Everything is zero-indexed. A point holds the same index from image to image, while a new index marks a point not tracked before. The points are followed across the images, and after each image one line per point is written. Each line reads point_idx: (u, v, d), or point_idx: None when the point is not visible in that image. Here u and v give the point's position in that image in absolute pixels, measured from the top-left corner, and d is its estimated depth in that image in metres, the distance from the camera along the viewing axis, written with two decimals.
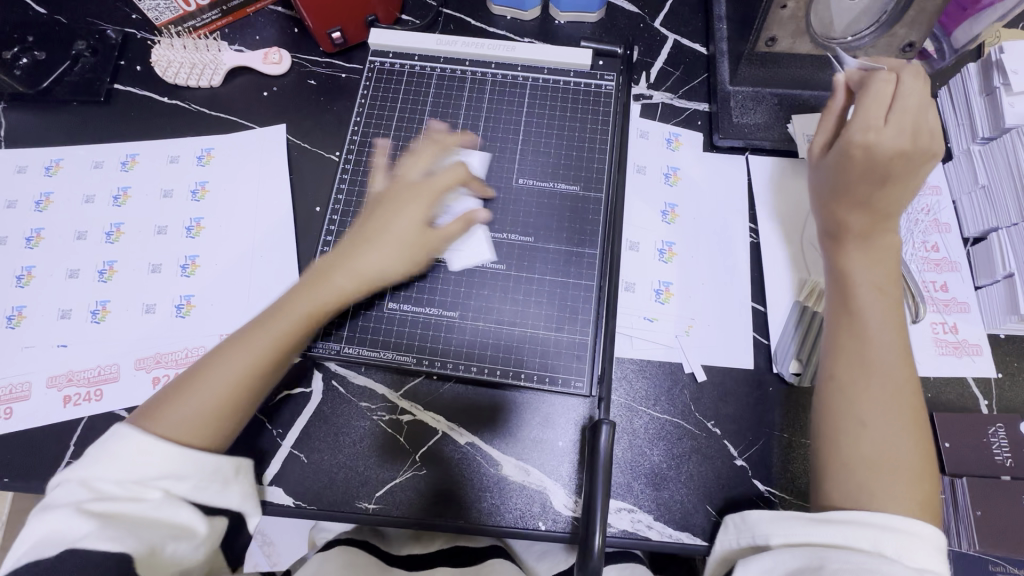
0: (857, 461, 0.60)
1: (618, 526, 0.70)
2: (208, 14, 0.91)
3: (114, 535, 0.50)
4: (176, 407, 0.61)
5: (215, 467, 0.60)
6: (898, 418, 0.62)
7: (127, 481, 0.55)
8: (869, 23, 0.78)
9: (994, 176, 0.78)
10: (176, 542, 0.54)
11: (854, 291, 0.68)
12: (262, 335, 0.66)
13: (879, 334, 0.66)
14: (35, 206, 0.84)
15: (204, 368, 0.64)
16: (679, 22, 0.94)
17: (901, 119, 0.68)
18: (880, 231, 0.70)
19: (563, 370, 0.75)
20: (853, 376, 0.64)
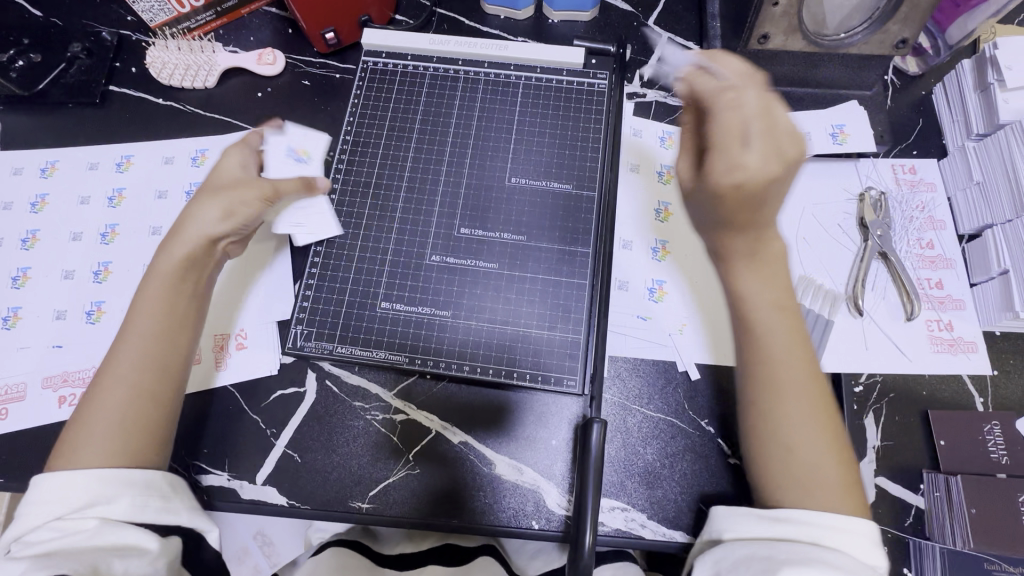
0: (790, 480, 0.59)
1: (612, 525, 0.70)
2: (203, 15, 0.92)
3: (51, 563, 0.50)
4: (85, 433, 0.60)
5: (147, 483, 0.59)
6: (818, 434, 0.60)
7: (55, 519, 0.55)
8: (862, 20, 0.77)
9: (988, 173, 0.77)
10: (124, 559, 0.53)
11: (753, 316, 0.63)
12: (138, 342, 0.65)
13: (784, 358, 0.62)
14: (30, 208, 0.85)
15: (90, 408, 0.62)
16: (673, 20, 0.94)
17: (766, 138, 0.54)
18: (765, 243, 0.62)
19: (556, 369, 0.75)
20: (768, 401, 0.62)
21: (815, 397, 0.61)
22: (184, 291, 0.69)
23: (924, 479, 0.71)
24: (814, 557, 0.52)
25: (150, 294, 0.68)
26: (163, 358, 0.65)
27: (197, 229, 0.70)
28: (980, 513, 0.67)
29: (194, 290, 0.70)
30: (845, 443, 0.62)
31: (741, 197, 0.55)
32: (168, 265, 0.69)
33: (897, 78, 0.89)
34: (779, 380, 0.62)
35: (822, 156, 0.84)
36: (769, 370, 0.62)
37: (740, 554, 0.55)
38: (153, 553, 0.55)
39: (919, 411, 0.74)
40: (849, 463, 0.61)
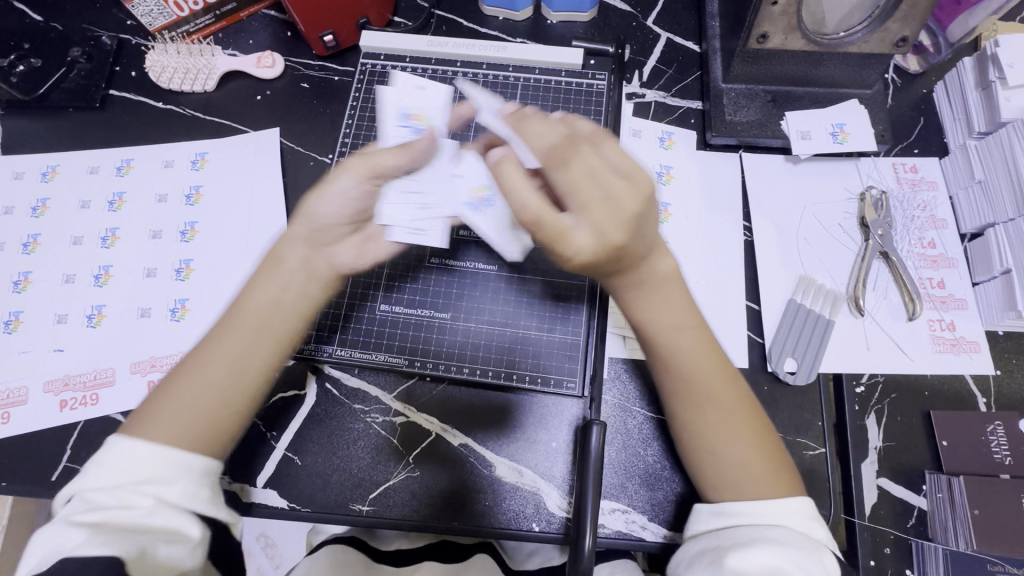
0: (723, 481, 0.60)
1: (612, 527, 0.70)
2: (202, 19, 0.92)
3: (105, 540, 0.46)
4: (156, 408, 0.54)
5: (204, 470, 0.53)
6: (742, 434, 0.61)
7: (116, 487, 0.49)
8: (862, 19, 0.76)
9: (991, 171, 0.77)
10: (170, 546, 0.48)
11: (658, 342, 0.62)
12: (217, 329, 0.58)
13: (697, 373, 0.62)
14: (31, 213, 0.85)
15: (175, 379, 0.56)
16: (672, 20, 0.94)
17: (585, 201, 0.51)
18: (651, 269, 0.59)
19: (556, 370, 0.76)
20: (689, 414, 0.63)
21: (731, 395, 0.62)
22: (284, 283, 0.59)
23: (926, 479, 0.71)
24: (759, 537, 0.54)
25: (261, 282, 0.59)
26: (249, 353, 0.57)
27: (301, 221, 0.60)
28: (984, 514, 0.66)
29: (291, 285, 0.59)
30: (768, 430, 0.63)
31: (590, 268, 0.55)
32: (278, 250, 0.60)
33: (898, 77, 0.88)
34: (681, 388, 0.63)
35: (822, 155, 0.84)
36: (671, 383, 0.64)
37: (695, 551, 0.57)
38: (196, 540, 0.49)
39: (921, 412, 0.74)
40: (775, 448, 0.62)
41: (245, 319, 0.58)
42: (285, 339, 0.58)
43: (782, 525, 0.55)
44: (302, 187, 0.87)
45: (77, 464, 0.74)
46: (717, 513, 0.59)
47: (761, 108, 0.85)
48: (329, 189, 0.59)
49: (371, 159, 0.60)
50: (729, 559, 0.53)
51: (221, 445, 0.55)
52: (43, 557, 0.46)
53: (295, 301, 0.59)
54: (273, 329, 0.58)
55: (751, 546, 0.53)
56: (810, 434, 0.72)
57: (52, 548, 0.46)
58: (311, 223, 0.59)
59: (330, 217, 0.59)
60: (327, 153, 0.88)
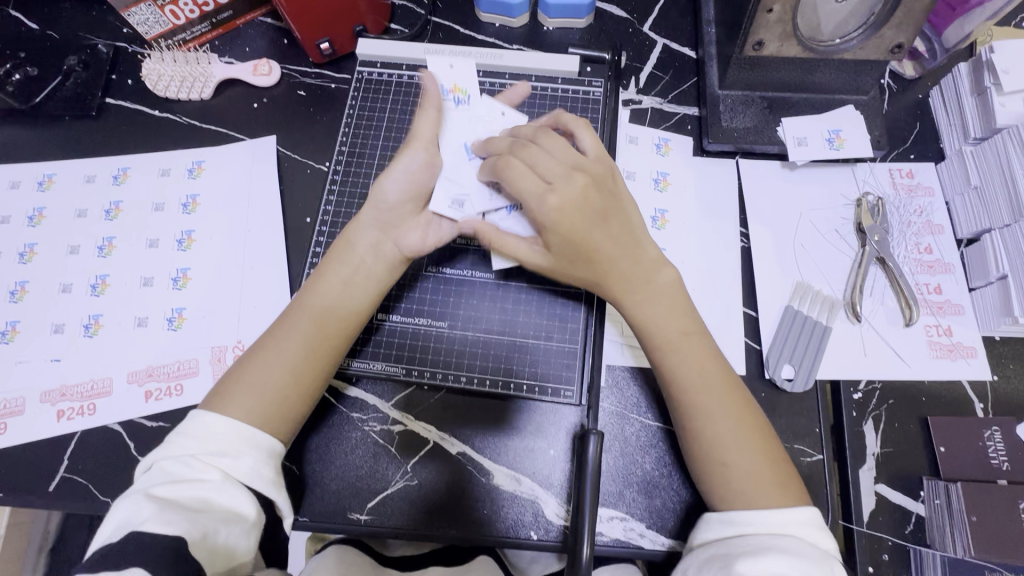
0: (734, 493, 0.61)
1: (611, 535, 0.70)
2: (198, 27, 0.92)
3: (172, 519, 0.51)
4: (234, 382, 0.63)
5: (268, 452, 0.61)
6: (750, 443, 0.62)
7: (191, 457, 0.57)
8: (858, 25, 0.76)
9: (986, 177, 0.77)
10: (229, 528, 0.54)
11: (661, 346, 0.66)
12: (291, 309, 0.68)
13: (703, 380, 0.64)
14: (27, 222, 0.85)
15: (244, 367, 0.64)
16: (668, 26, 0.94)
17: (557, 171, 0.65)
18: (645, 271, 0.67)
19: (553, 379, 0.76)
20: (698, 424, 0.63)
21: (737, 406, 0.64)
22: (354, 267, 0.69)
23: (924, 485, 0.71)
24: (773, 546, 0.55)
25: (332, 266, 0.69)
26: (313, 336, 0.66)
27: (370, 212, 0.70)
28: (981, 520, 0.66)
29: (360, 268, 0.70)
30: (773, 439, 0.64)
31: (569, 231, 0.64)
32: (348, 236, 0.71)
33: (894, 82, 0.89)
34: (690, 397, 0.64)
35: (818, 161, 0.84)
36: (679, 393, 0.64)
37: (703, 557, 0.57)
38: (251, 521, 0.56)
39: (919, 417, 0.74)
40: (779, 459, 0.63)
41: (313, 304, 0.67)
42: (344, 324, 0.68)
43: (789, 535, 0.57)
44: (300, 195, 0.86)
45: (73, 475, 0.74)
46: (728, 522, 0.60)
47: (757, 114, 0.85)
48: (394, 172, 0.69)
49: (423, 131, 0.70)
50: (742, 564, 0.53)
51: (287, 420, 0.64)
52: (114, 529, 0.50)
53: (364, 283, 0.70)
54: (333, 315, 0.67)
55: (763, 555, 0.53)
56: (807, 441, 0.72)
57: (123, 522, 0.50)
58: (377, 214, 0.70)
59: (393, 200, 0.70)
60: (324, 160, 0.88)
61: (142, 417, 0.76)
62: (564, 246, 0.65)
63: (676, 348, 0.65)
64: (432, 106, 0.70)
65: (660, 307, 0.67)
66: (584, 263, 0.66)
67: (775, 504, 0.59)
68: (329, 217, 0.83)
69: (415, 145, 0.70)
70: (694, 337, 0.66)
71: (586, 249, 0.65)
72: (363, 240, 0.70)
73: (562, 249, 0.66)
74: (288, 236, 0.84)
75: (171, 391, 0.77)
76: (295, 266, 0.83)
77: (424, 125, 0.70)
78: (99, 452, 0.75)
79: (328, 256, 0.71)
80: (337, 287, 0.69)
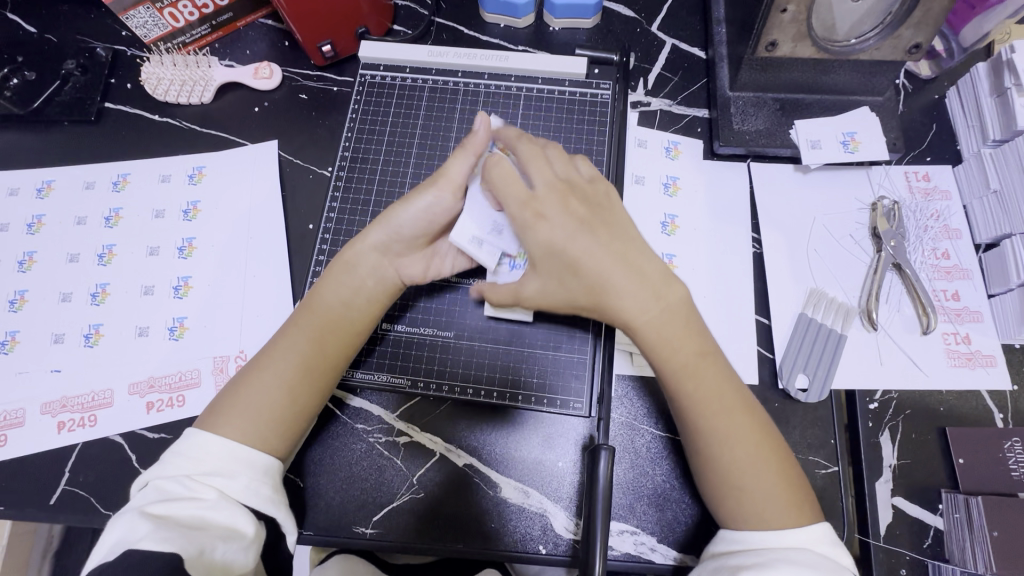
0: (750, 513, 0.59)
1: (621, 549, 0.69)
2: (198, 30, 0.90)
3: (166, 536, 0.49)
4: (228, 405, 0.62)
5: (264, 469, 0.60)
6: (766, 469, 0.60)
7: (187, 476, 0.56)
8: (874, 24, 0.73)
9: (1006, 180, 0.75)
10: (226, 545, 0.53)
11: (673, 371, 0.63)
12: (288, 332, 0.66)
13: (716, 408, 0.62)
14: (26, 230, 0.84)
15: (244, 388, 0.63)
16: (678, 26, 0.92)
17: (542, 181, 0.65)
18: (659, 291, 0.63)
19: (562, 390, 0.74)
20: (712, 452, 0.61)
21: (752, 431, 0.61)
22: (354, 289, 0.68)
23: (942, 498, 0.69)
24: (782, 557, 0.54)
25: (331, 287, 0.68)
26: (315, 363, 0.65)
27: (372, 235, 0.68)
28: (1003, 536, 0.64)
29: (361, 290, 0.68)
30: (790, 456, 0.62)
31: (549, 241, 0.63)
32: (349, 257, 0.68)
33: (909, 82, 0.86)
34: (702, 419, 0.62)
35: (832, 164, 0.82)
36: (691, 415, 0.62)
37: (712, 566, 0.57)
38: (250, 539, 0.55)
39: (936, 428, 0.72)
40: (795, 476, 0.61)
41: (313, 329, 0.66)
42: (342, 346, 0.67)
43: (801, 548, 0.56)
44: (302, 202, 0.85)
45: (74, 488, 0.73)
46: (739, 539, 0.59)
47: (769, 116, 0.83)
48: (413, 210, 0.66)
49: (456, 176, 0.66)
50: (746, 573, 0.53)
51: (281, 443, 0.62)
52: (109, 548, 0.49)
53: (364, 308, 0.68)
54: (331, 339, 0.66)
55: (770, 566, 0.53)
56: (822, 452, 0.71)
57: (118, 541, 0.49)
58: (379, 236, 0.67)
59: (408, 234, 0.67)
60: (327, 165, 0.86)
61: (143, 428, 0.75)
62: (544, 259, 0.63)
63: (681, 373, 0.63)
64: (473, 152, 0.67)
65: (671, 329, 0.63)
66: (571, 279, 0.63)
67: (791, 523, 0.58)
68: (332, 223, 0.82)
69: (441, 185, 0.66)
70: (707, 359, 0.64)
71: (568, 261, 0.63)
72: (364, 263, 0.68)
73: (548, 266, 0.64)
74: (291, 243, 0.83)
75: (173, 402, 0.76)
76: (298, 274, 0.81)
77: (456, 167, 0.66)
78: (100, 464, 0.74)
79: (327, 277, 0.69)
80: (338, 310, 0.67)
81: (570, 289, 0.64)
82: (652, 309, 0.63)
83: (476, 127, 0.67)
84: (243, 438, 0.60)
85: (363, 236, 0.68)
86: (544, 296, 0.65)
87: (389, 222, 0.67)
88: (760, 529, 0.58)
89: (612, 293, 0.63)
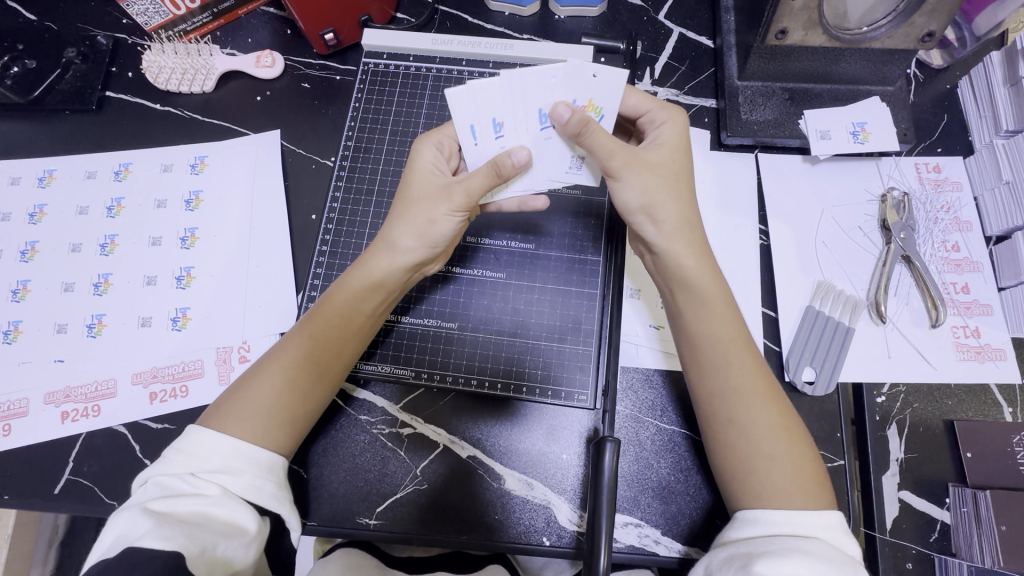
0: (769, 490, 0.58)
1: (625, 542, 0.69)
2: (199, 17, 0.89)
3: (168, 535, 0.49)
4: (239, 405, 0.61)
5: (268, 465, 0.60)
6: (791, 446, 0.60)
7: (187, 474, 0.56)
8: (886, 13, 0.73)
9: (1019, 171, 0.74)
10: (227, 542, 0.52)
11: (711, 348, 0.64)
12: (302, 338, 0.65)
13: (746, 398, 0.61)
14: (29, 219, 0.83)
15: (257, 395, 0.62)
16: (685, 13, 0.90)
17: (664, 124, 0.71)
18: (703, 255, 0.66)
19: (567, 383, 0.74)
20: (751, 430, 0.60)
21: (774, 412, 0.61)
22: (378, 303, 0.68)
23: (949, 493, 0.69)
24: (795, 548, 0.52)
25: (353, 298, 0.66)
26: (336, 369, 0.66)
27: (399, 252, 0.66)
28: (1011, 530, 0.64)
29: (384, 303, 0.69)
30: (804, 435, 0.62)
31: (677, 148, 0.66)
32: (374, 268, 0.67)
33: (920, 71, 0.85)
34: (738, 379, 0.62)
35: (841, 155, 0.81)
36: (727, 389, 0.62)
37: (722, 557, 0.55)
38: (251, 535, 0.55)
39: (943, 421, 0.72)
40: (811, 458, 0.60)
41: (325, 332, 0.65)
42: (351, 353, 0.67)
43: (813, 537, 0.54)
44: (305, 193, 0.84)
45: (78, 477, 0.73)
46: (750, 521, 0.57)
47: (778, 107, 0.81)
48: (431, 229, 0.65)
49: (466, 193, 0.63)
50: (755, 564, 0.50)
51: (294, 437, 0.63)
52: (110, 545, 0.49)
53: (382, 317, 0.70)
54: (348, 351, 0.67)
55: (780, 556, 0.50)
56: (829, 445, 0.70)
57: (119, 537, 0.49)
58: (406, 256, 0.66)
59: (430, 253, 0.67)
60: (330, 155, 0.86)
61: (147, 418, 0.75)
62: (671, 153, 0.65)
63: (724, 350, 0.63)
64: (495, 175, 0.62)
65: (711, 284, 0.65)
66: (681, 184, 0.65)
67: (810, 505, 0.57)
68: (334, 215, 0.81)
69: (454, 203, 0.64)
70: (739, 342, 0.64)
71: (682, 169, 0.65)
72: (394, 276, 0.67)
73: (665, 163, 0.64)
74: (295, 232, 0.82)
75: (176, 393, 0.75)
76: (300, 265, 0.81)
77: (476, 184, 0.62)
78: (104, 454, 0.73)
79: (346, 278, 0.68)
80: (356, 314, 0.67)
81: (674, 193, 0.64)
82: (695, 266, 0.65)
83: (518, 159, 0.61)
84: (277, 447, 0.61)
85: (387, 244, 0.67)
86: (652, 186, 0.63)
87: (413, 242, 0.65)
88: (771, 513, 0.56)
89: (688, 213, 0.65)
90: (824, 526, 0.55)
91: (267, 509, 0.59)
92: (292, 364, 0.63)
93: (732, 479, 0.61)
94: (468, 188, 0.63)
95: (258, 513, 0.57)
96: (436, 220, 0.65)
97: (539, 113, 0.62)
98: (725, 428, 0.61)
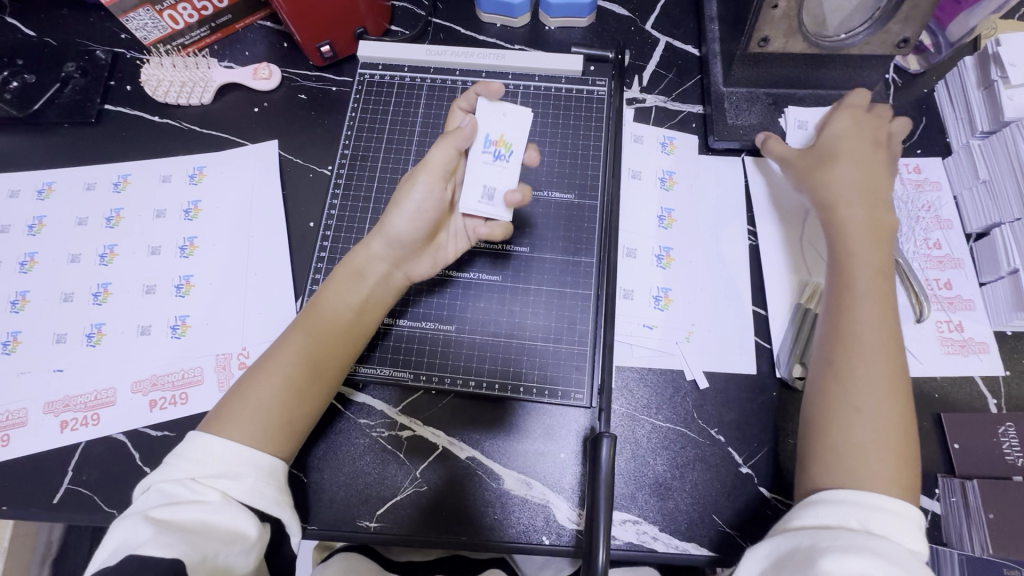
0: (856, 445, 0.58)
1: (624, 539, 0.69)
2: (197, 31, 0.91)
3: (167, 542, 0.50)
4: (237, 405, 0.62)
5: (269, 470, 0.60)
6: (891, 408, 0.59)
7: (189, 479, 0.56)
8: (863, 20, 0.76)
9: (995, 169, 0.76)
10: (227, 548, 0.53)
11: (853, 274, 0.65)
12: (296, 334, 0.67)
13: (863, 336, 0.62)
14: (27, 231, 0.84)
15: (249, 390, 0.63)
16: (672, 23, 0.93)
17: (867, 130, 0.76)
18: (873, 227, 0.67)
19: (563, 382, 0.75)
20: (846, 377, 0.61)
21: (886, 369, 0.60)
22: (362, 299, 0.69)
23: (939, 483, 0.70)
24: (871, 546, 0.49)
25: (336, 298, 0.69)
26: (321, 360, 0.66)
27: (376, 238, 0.70)
28: (999, 518, 0.65)
29: (370, 298, 0.70)
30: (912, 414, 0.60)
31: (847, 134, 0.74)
32: (357, 263, 0.70)
33: (898, 76, 0.88)
34: (869, 317, 0.62)
35: None
36: (849, 327, 0.63)
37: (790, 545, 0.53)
38: (252, 541, 0.55)
39: (931, 413, 0.74)
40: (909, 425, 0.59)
41: (319, 328, 0.67)
42: (341, 346, 0.68)
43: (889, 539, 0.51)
44: (303, 201, 0.85)
45: (78, 486, 0.73)
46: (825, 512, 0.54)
47: (762, 112, 0.84)
48: (405, 208, 0.68)
49: (434, 162, 0.68)
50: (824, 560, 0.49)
51: (292, 440, 0.64)
52: (111, 551, 0.50)
53: (372, 315, 0.71)
54: (337, 346, 0.67)
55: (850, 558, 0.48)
56: None
57: (121, 544, 0.50)
58: (382, 242, 0.69)
59: (408, 238, 0.69)
60: (327, 164, 0.87)
61: (147, 426, 0.75)
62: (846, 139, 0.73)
63: (860, 296, 0.64)
64: (453, 143, 0.68)
65: (868, 237, 0.67)
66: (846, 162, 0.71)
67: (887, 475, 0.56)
68: (332, 221, 0.83)
69: (427, 177, 0.68)
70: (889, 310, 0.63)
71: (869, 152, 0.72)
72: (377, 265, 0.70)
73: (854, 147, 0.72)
74: (293, 240, 0.84)
75: (176, 400, 0.76)
76: (298, 271, 0.82)
77: (439, 155, 0.68)
78: (104, 462, 0.74)
79: (334, 274, 0.71)
80: (345, 308, 0.68)
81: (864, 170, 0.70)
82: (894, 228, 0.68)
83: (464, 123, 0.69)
84: (274, 448, 0.62)
85: (365, 244, 0.70)
86: (846, 174, 0.70)
87: (385, 228, 0.69)
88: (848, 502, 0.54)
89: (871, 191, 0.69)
90: (889, 523, 0.53)
91: (269, 514, 0.59)
92: (277, 356, 0.65)
93: (816, 431, 0.61)
94: (433, 162, 0.67)
95: (259, 518, 0.57)
96: (414, 199, 0.68)
97: (485, 137, 0.71)
98: (833, 367, 0.62)
